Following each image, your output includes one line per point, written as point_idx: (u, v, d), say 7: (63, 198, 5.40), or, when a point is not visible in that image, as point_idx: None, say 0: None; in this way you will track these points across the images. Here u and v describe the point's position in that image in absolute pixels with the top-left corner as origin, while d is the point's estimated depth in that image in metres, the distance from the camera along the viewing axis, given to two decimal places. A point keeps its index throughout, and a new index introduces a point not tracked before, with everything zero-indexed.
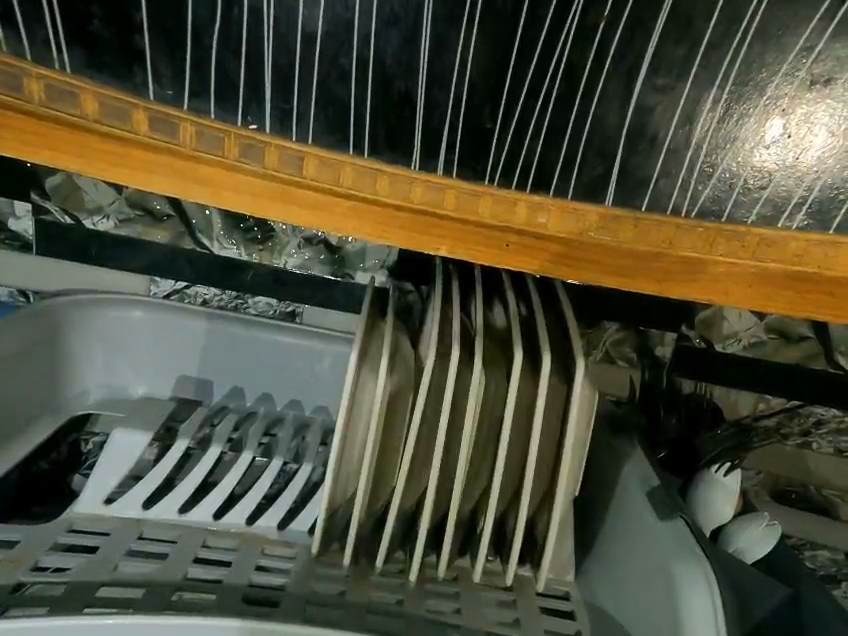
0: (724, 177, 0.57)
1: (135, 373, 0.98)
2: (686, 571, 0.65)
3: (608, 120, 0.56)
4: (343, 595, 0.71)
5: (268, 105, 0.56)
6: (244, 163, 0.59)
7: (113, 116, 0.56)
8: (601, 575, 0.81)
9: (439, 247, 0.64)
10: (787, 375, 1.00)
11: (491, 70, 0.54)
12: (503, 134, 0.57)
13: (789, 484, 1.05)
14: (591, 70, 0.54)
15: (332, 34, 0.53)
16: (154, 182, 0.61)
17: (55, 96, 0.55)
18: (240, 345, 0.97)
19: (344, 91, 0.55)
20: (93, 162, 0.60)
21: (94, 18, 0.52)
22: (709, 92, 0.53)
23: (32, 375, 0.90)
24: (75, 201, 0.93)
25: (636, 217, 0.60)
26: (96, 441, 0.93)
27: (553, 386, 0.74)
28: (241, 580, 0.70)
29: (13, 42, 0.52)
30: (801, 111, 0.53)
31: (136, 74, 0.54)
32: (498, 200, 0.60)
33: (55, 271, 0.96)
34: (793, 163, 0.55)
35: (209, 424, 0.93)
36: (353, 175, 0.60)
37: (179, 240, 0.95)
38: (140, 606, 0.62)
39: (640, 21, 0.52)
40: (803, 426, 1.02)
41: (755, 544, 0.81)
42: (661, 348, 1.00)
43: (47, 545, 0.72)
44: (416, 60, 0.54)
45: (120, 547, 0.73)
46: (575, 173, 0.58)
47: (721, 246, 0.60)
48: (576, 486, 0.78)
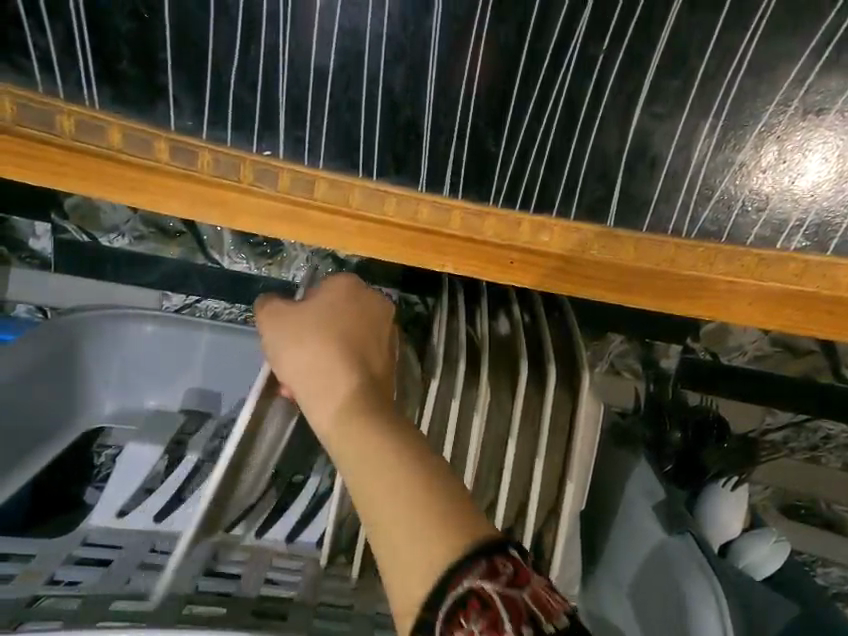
0: (722, 199, 0.59)
1: (148, 386, 1.01)
2: (693, 581, 0.67)
3: (607, 145, 0.57)
4: (351, 607, 0.76)
5: (280, 133, 0.58)
6: (258, 186, 0.61)
7: (136, 147, 0.58)
8: (608, 591, 0.83)
9: (445, 263, 0.66)
10: (793, 387, 1.00)
11: (494, 103, 0.56)
12: (507, 158, 0.59)
13: (798, 498, 1.06)
14: (592, 97, 0.55)
15: (343, 66, 0.54)
16: (172, 205, 0.63)
17: (84, 130, 0.57)
18: (244, 358, 1.00)
19: (354, 119, 0.57)
20: (118, 189, 0.61)
21: (122, 58, 0.54)
22: (705, 121, 0.55)
23: (49, 394, 0.92)
24: (92, 221, 0.94)
25: (638, 237, 0.62)
26: (109, 454, 0.97)
27: (559, 398, 0.76)
28: (251, 592, 0.75)
29: (46, 83, 0.54)
30: (795, 138, 0.55)
31: (158, 109, 0.56)
32: (501, 220, 0.62)
33: (72, 287, 0.98)
34: (789, 187, 0.57)
35: (218, 437, 0.95)
36: (361, 196, 0.61)
37: (191, 255, 0.97)
38: (155, 619, 0.67)
39: (640, 51, 0.53)
40: (810, 441, 1.03)
41: (765, 559, 0.82)
42: (666, 360, 1.01)
43: (61, 557, 0.77)
44: (423, 90, 0.55)
45: (133, 558, 0.78)
46: (577, 195, 0.60)
47: (722, 265, 0.62)
48: (581, 500, 0.79)
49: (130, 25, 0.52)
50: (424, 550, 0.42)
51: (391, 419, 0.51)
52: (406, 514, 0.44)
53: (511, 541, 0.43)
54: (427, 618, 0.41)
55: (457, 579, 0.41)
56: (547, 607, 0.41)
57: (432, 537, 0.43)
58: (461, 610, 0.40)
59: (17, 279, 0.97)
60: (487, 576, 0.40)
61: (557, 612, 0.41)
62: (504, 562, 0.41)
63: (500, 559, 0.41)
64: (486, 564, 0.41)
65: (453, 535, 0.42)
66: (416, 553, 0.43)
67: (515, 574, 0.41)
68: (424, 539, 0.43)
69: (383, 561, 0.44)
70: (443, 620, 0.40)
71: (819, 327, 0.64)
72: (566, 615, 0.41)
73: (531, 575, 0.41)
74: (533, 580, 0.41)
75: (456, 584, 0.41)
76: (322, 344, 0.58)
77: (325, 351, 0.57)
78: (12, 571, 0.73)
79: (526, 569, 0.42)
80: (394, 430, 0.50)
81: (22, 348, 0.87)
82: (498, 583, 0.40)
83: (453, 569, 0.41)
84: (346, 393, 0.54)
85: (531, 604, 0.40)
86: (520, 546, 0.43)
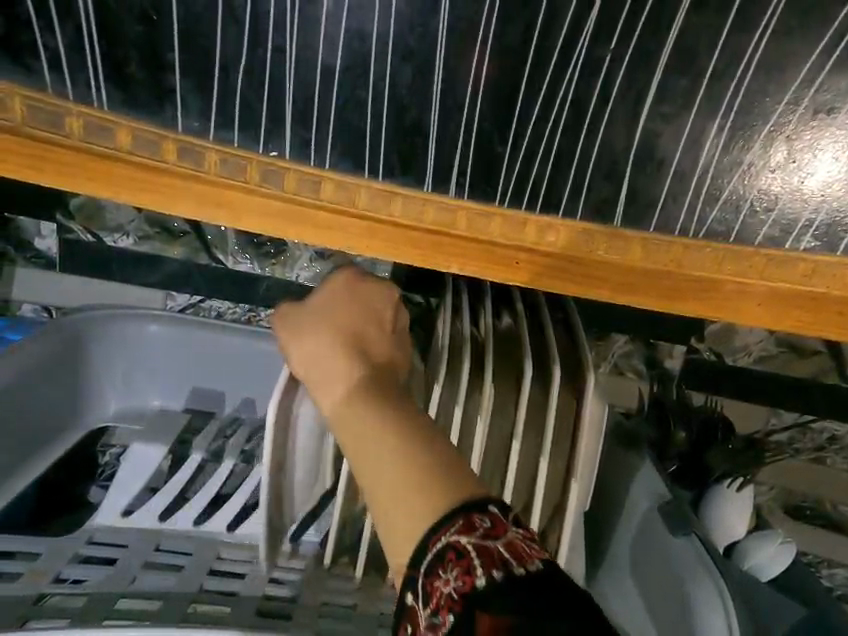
0: (730, 200, 0.59)
1: (153, 387, 1.02)
2: (702, 585, 0.66)
3: (614, 146, 0.57)
4: (355, 607, 0.76)
5: (287, 134, 0.58)
6: (265, 187, 0.61)
7: (144, 148, 0.58)
8: (614, 593, 0.83)
9: (450, 263, 0.66)
10: (798, 388, 1.00)
11: (501, 103, 0.56)
12: (513, 159, 0.58)
13: (803, 499, 1.06)
14: (599, 97, 0.55)
15: (349, 67, 0.54)
16: (178, 207, 0.62)
17: (92, 132, 0.57)
18: (248, 359, 1.00)
19: (360, 120, 0.57)
20: (125, 190, 0.61)
21: (130, 60, 0.54)
22: (713, 121, 0.55)
23: (55, 395, 0.93)
24: (98, 221, 0.94)
25: (645, 237, 0.62)
26: (114, 453, 0.97)
27: (564, 399, 0.75)
28: (255, 592, 0.76)
29: (56, 84, 0.54)
30: (804, 138, 0.55)
31: (166, 110, 0.56)
32: (507, 221, 0.62)
33: (77, 287, 0.98)
34: (798, 187, 0.57)
35: (222, 436, 0.97)
36: (367, 197, 0.61)
37: (195, 255, 0.97)
38: (160, 617, 0.67)
39: (646, 51, 0.52)
40: (816, 442, 1.03)
41: (771, 561, 0.81)
42: (671, 361, 1.01)
43: (67, 556, 0.77)
44: (429, 91, 0.55)
45: (138, 558, 0.79)
46: (583, 195, 0.60)
47: (729, 265, 0.62)
48: (585, 501, 0.79)
49: (139, 27, 0.52)
50: (412, 512, 0.45)
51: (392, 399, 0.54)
52: (397, 483, 0.46)
53: (492, 500, 0.45)
54: (412, 574, 0.43)
55: (436, 534, 0.43)
56: (521, 555, 0.42)
57: (419, 501, 0.45)
58: (438, 562, 0.42)
59: (23, 279, 0.97)
60: (462, 530, 0.42)
61: (531, 558, 0.42)
62: (482, 518, 0.43)
63: (477, 515, 0.43)
64: (462, 520, 0.43)
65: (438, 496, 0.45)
66: (403, 518, 0.45)
67: (490, 528, 0.43)
68: (412, 503, 0.45)
69: (379, 525, 0.47)
70: (424, 574, 0.43)
71: (829, 328, 0.64)
72: (542, 562, 0.42)
73: (507, 528, 0.43)
74: (510, 532, 0.43)
75: (435, 541, 0.43)
76: (325, 334, 0.61)
77: (327, 341, 0.60)
78: (20, 569, 0.73)
79: (503, 524, 0.43)
80: (394, 408, 0.52)
81: (33, 346, 0.88)
82: (473, 535, 0.42)
83: (434, 528, 0.43)
84: (349, 377, 0.57)
85: (504, 553, 0.41)
86: (501, 505, 0.45)
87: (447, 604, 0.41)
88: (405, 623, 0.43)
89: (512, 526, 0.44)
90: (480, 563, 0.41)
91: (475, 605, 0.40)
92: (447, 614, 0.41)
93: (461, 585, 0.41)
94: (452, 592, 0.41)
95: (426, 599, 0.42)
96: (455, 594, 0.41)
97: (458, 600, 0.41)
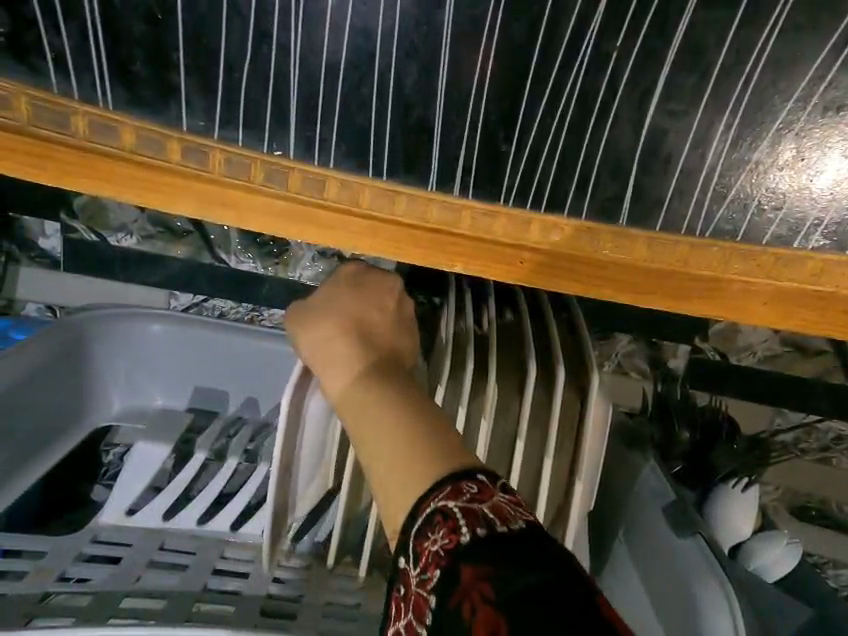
0: (738, 198, 0.58)
1: (155, 386, 1.02)
2: (706, 586, 0.66)
3: (621, 144, 0.57)
4: (359, 607, 0.76)
5: (291, 132, 0.57)
6: (269, 186, 0.61)
7: (149, 148, 0.58)
8: (617, 593, 0.83)
9: (454, 263, 0.65)
10: (804, 388, 1.00)
11: (506, 101, 0.55)
12: (517, 157, 0.58)
13: (808, 500, 1.05)
14: (605, 95, 0.55)
15: (354, 66, 0.54)
16: (182, 207, 0.62)
17: (97, 131, 0.57)
18: (251, 359, 1.00)
19: (364, 118, 0.57)
20: (128, 190, 0.61)
21: (135, 58, 0.53)
22: (721, 118, 0.54)
23: (60, 395, 0.93)
24: (101, 220, 0.94)
25: (651, 236, 0.61)
26: (116, 453, 0.97)
27: (568, 400, 0.75)
28: (259, 591, 0.76)
29: (61, 84, 0.54)
30: (814, 135, 0.54)
31: (170, 108, 0.56)
32: (511, 220, 0.62)
33: (80, 287, 0.98)
34: (807, 185, 0.57)
35: (226, 435, 0.96)
36: (371, 196, 0.61)
37: (197, 254, 0.96)
38: (164, 617, 0.67)
39: (653, 48, 0.52)
40: (821, 442, 1.02)
41: (777, 562, 0.82)
42: (674, 360, 1.01)
43: (72, 555, 0.77)
44: (434, 90, 0.55)
45: (143, 556, 0.79)
46: (589, 193, 0.60)
47: (735, 264, 0.62)
48: (589, 503, 0.78)
49: (143, 25, 0.52)
50: (407, 482, 0.49)
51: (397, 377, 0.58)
52: (395, 455, 0.50)
53: (481, 468, 0.48)
54: (405, 536, 0.48)
55: (427, 499, 0.47)
56: (505, 516, 0.45)
57: (414, 469, 0.49)
58: (428, 524, 0.46)
59: (27, 278, 0.97)
60: (451, 496, 0.46)
61: (515, 520, 0.45)
62: (469, 484, 0.46)
63: (464, 482, 0.46)
64: (450, 487, 0.46)
65: (432, 468, 0.48)
66: (400, 488, 0.49)
67: (477, 492, 0.46)
68: (408, 472, 0.49)
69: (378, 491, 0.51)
70: (415, 535, 0.47)
71: (837, 328, 0.64)
72: (525, 522, 0.45)
73: (493, 492, 0.46)
74: (496, 496, 0.46)
75: (425, 505, 0.47)
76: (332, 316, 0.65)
77: (333, 323, 0.64)
78: (25, 567, 0.73)
79: (490, 490, 0.46)
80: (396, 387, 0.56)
81: (38, 344, 0.88)
82: (459, 499, 0.45)
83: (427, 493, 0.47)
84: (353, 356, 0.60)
85: (489, 514, 0.45)
86: (491, 474, 0.48)
87: (434, 560, 0.45)
88: (401, 581, 0.48)
89: (500, 492, 0.47)
90: (464, 522, 0.44)
91: (459, 559, 0.43)
92: (434, 570, 0.44)
93: (447, 543, 0.44)
94: (438, 549, 0.45)
95: (417, 558, 0.46)
96: (441, 551, 0.45)
97: (444, 555, 0.44)
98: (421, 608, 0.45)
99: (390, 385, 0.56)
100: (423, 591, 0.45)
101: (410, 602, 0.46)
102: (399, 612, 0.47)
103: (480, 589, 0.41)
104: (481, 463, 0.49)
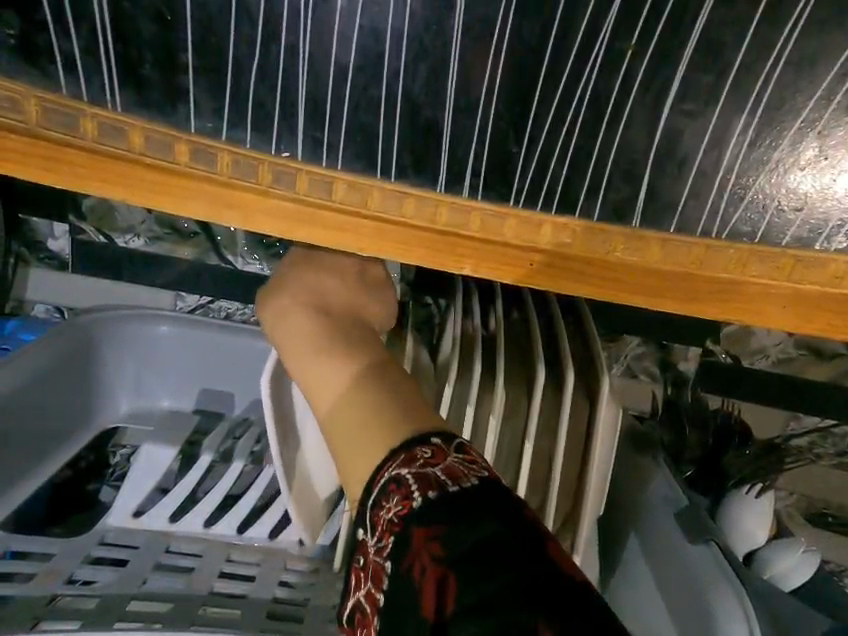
0: (756, 199, 0.57)
1: (162, 387, 1.01)
2: (716, 590, 0.65)
3: (636, 144, 0.56)
4: None
5: (300, 133, 0.56)
6: (277, 188, 0.60)
7: (156, 149, 0.57)
8: (628, 601, 0.81)
9: (463, 266, 0.64)
10: (819, 393, 0.99)
11: (518, 102, 0.54)
12: (529, 158, 0.57)
13: (825, 506, 1.04)
14: (619, 94, 0.53)
15: (363, 67, 0.53)
16: (190, 210, 0.61)
17: (106, 133, 0.56)
18: (258, 360, 0.99)
19: (373, 120, 0.56)
20: (137, 193, 0.60)
21: (143, 60, 0.53)
22: (740, 117, 0.53)
23: (68, 397, 0.92)
24: (109, 222, 0.94)
25: (665, 238, 0.60)
26: (124, 454, 0.97)
27: (578, 405, 0.74)
28: (266, 595, 0.75)
29: (69, 85, 0.53)
30: (836, 136, 0.53)
31: (179, 110, 0.55)
32: (522, 222, 0.61)
33: (88, 289, 0.98)
34: (829, 186, 0.55)
35: (231, 438, 0.96)
36: (379, 198, 0.60)
37: (204, 256, 0.96)
38: (170, 621, 0.67)
39: (669, 47, 0.51)
40: (837, 447, 1.01)
41: (792, 571, 0.80)
42: (685, 363, 1.00)
43: (79, 557, 0.76)
44: (444, 91, 0.54)
45: (149, 559, 0.78)
46: (602, 194, 0.58)
47: (754, 267, 0.61)
48: (600, 506, 0.77)
49: (151, 27, 0.51)
50: (367, 449, 0.53)
51: (361, 351, 0.62)
52: (356, 427, 0.55)
53: (436, 433, 0.52)
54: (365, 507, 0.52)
55: (384, 469, 0.51)
56: (458, 476, 0.48)
57: (373, 438, 0.54)
58: (383, 494, 0.50)
59: (34, 279, 0.97)
60: (404, 464, 0.50)
61: (468, 477, 0.48)
62: (423, 450, 0.50)
63: (418, 448, 0.50)
64: (405, 455, 0.50)
65: (389, 438, 0.53)
66: (363, 461, 0.54)
67: (430, 457, 0.50)
68: (367, 442, 0.54)
69: (340, 461, 0.56)
70: (372, 507, 0.51)
71: None
72: (478, 479, 0.48)
73: (446, 455, 0.50)
74: (449, 459, 0.49)
75: (381, 475, 0.51)
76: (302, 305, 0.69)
77: (303, 312, 0.68)
78: (34, 569, 0.72)
79: (443, 453, 0.50)
80: (359, 361, 0.61)
81: (46, 345, 0.87)
82: (413, 465, 0.49)
83: (383, 462, 0.51)
84: (321, 339, 0.64)
85: (441, 477, 0.48)
86: (446, 437, 0.52)
87: (388, 528, 0.49)
88: (361, 554, 0.51)
89: (454, 452, 0.50)
90: (416, 488, 0.48)
91: (411, 521, 0.47)
92: (389, 538, 0.48)
93: (400, 508, 0.48)
94: (392, 517, 0.49)
95: (374, 528, 0.50)
96: (396, 518, 0.48)
97: (397, 522, 0.48)
98: (378, 575, 0.49)
99: (357, 366, 0.60)
100: (379, 558, 0.49)
101: (368, 571, 0.50)
102: (359, 581, 0.51)
103: (430, 549, 0.45)
104: (439, 429, 0.53)
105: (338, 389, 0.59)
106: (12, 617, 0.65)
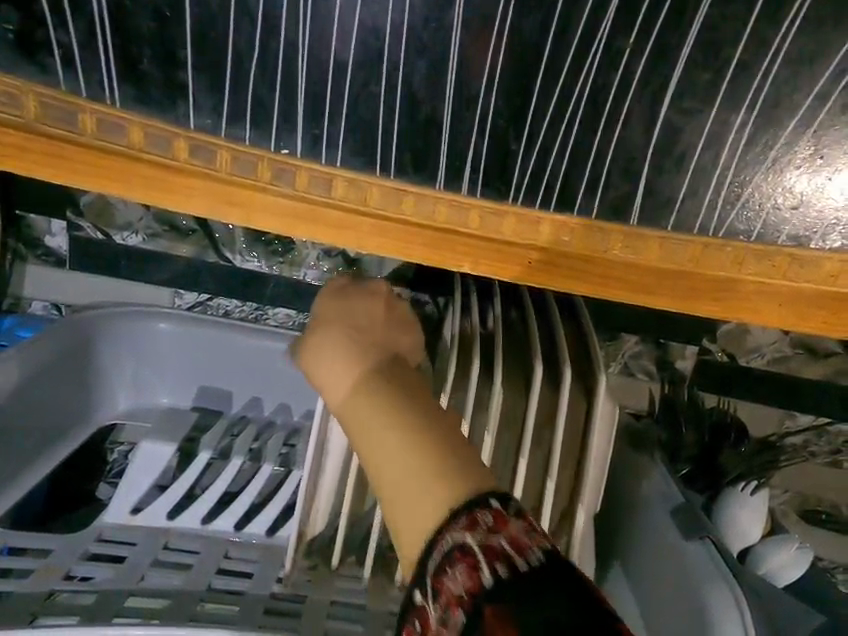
0: (753, 198, 0.58)
1: (160, 385, 1.01)
2: (709, 586, 0.66)
3: (634, 141, 0.56)
4: (363, 608, 0.76)
5: (299, 129, 0.57)
6: (276, 186, 0.60)
7: (156, 145, 0.58)
8: (621, 599, 0.82)
9: (460, 264, 0.65)
10: (813, 390, 1.00)
11: (515, 99, 0.55)
12: (528, 154, 0.57)
13: (818, 503, 1.05)
14: (617, 92, 0.54)
15: (364, 61, 0.53)
16: (191, 206, 0.62)
17: (106, 129, 0.56)
18: (258, 356, 0.99)
19: (372, 115, 0.56)
20: (137, 189, 0.60)
21: (142, 57, 0.53)
22: (737, 114, 0.53)
23: (66, 394, 0.92)
24: (107, 218, 0.94)
25: (662, 237, 0.61)
26: (121, 450, 0.98)
27: (576, 403, 0.74)
28: (263, 592, 0.76)
29: (67, 79, 0.53)
30: (832, 134, 0.54)
31: (178, 106, 0.55)
32: (520, 220, 0.61)
33: (86, 286, 0.98)
34: (824, 185, 0.56)
35: (229, 434, 0.95)
36: (378, 195, 0.60)
37: (203, 253, 0.96)
38: (169, 617, 0.68)
39: (667, 45, 0.51)
40: (832, 445, 1.03)
41: (785, 566, 0.81)
42: (682, 361, 1.00)
43: (78, 554, 0.76)
44: (443, 88, 0.54)
45: (147, 556, 0.79)
46: (599, 192, 0.59)
47: (750, 266, 0.62)
48: (597, 499, 0.77)
49: (151, 23, 0.51)
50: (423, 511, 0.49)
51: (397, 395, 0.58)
52: (406, 486, 0.51)
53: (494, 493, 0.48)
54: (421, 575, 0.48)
55: (442, 534, 0.47)
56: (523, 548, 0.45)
57: (428, 499, 0.49)
58: (446, 561, 0.46)
59: (33, 276, 0.97)
60: (467, 529, 0.46)
61: (532, 549, 0.45)
62: (484, 514, 0.47)
63: (479, 513, 0.47)
64: (466, 519, 0.47)
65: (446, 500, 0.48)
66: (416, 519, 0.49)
67: (493, 524, 0.46)
68: (421, 501, 0.49)
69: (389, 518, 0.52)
70: (433, 574, 0.47)
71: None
72: (542, 553, 0.45)
73: (508, 522, 0.46)
74: (511, 527, 0.46)
75: (442, 541, 0.47)
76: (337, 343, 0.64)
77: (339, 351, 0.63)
78: (31, 565, 0.73)
79: (504, 519, 0.46)
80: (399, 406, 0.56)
81: (45, 343, 0.87)
82: (477, 532, 0.46)
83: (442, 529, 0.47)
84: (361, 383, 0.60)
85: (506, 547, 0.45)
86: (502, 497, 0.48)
87: (454, 599, 0.45)
88: (417, 620, 0.47)
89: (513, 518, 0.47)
90: (484, 558, 0.45)
91: (481, 596, 0.43)
92: (457, 611, 0.44)
93: (468, 580, 0.45)
94: (458, 588, 0.45)
95: (435, 597, 0.46)
96: (464, 592, 0.45)
97: (465, 594, 0.44)
98: None
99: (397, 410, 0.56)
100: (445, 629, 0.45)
101: None
102: None
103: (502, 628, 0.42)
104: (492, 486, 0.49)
105: (378, 433, 0.54)
106: (10, 613, 0.65)
